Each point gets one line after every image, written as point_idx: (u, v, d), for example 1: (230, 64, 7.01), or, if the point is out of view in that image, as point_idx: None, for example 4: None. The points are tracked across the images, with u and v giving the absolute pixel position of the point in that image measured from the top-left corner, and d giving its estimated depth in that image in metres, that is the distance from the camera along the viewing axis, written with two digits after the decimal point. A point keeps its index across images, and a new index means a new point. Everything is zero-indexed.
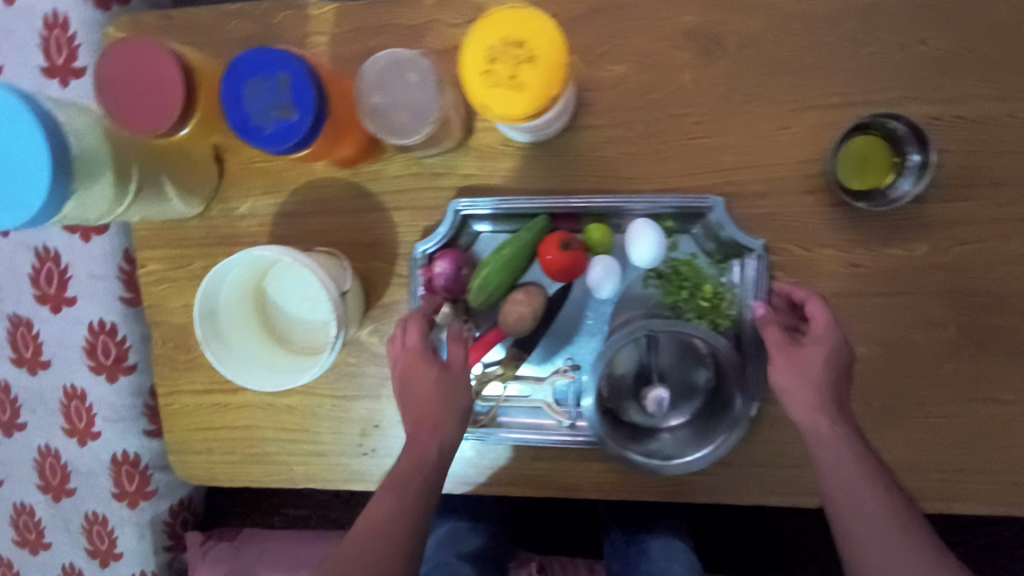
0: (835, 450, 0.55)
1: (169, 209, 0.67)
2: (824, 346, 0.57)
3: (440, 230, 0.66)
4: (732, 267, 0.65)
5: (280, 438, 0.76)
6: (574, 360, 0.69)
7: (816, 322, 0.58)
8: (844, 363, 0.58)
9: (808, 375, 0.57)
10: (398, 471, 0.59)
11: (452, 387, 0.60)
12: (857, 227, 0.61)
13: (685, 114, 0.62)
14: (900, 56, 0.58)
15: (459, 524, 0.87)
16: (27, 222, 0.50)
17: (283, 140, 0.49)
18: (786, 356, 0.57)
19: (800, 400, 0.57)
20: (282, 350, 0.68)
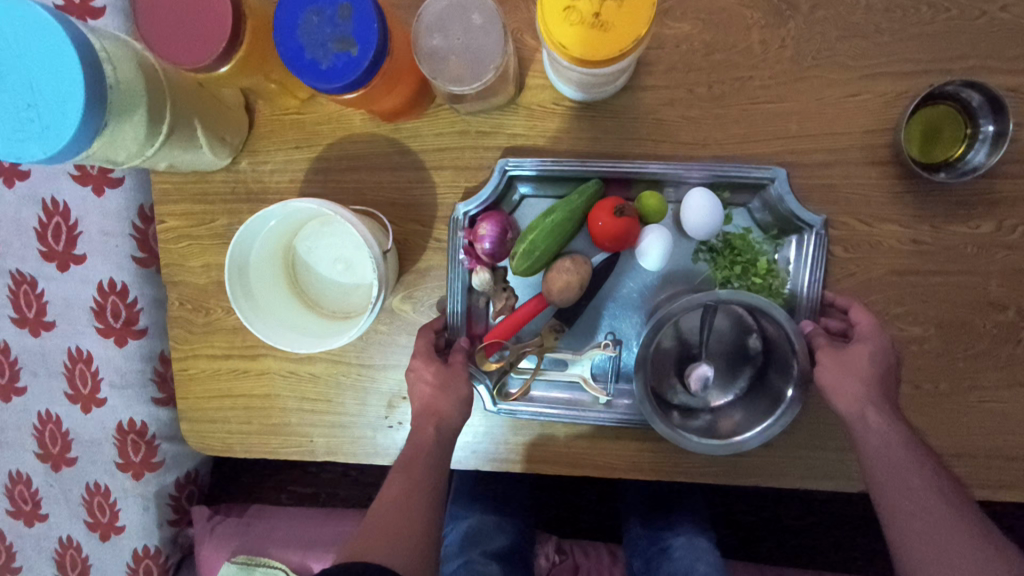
0: (882, 436, 0.52)
1: (198, 159, 0.63)
2: (871, 345, 0.55)
3: (484, 190, 0.62)
4: (786, 244, 0.62)
5: (301, 408, 0.72)
6: (615, 335, 0.65)
7: (862, 326, 0.56)
8: (891, 365, 0.55)
9: (855, 371, 0.54)
10: (409, 456, 0.56)
11: (449, 380, 0.59)
12: (922, 201, 0.59)
13: (750, 78, 0.59)
14: (977, 23, 0.56)
15: (482, 513, 0.83)
16: (56, 153, 0.46)
17: (339, 78, 0.46)
18: (834, 356, 0.55)
19: (844, 393, 0.53)
20: (312, 312, 0.64)
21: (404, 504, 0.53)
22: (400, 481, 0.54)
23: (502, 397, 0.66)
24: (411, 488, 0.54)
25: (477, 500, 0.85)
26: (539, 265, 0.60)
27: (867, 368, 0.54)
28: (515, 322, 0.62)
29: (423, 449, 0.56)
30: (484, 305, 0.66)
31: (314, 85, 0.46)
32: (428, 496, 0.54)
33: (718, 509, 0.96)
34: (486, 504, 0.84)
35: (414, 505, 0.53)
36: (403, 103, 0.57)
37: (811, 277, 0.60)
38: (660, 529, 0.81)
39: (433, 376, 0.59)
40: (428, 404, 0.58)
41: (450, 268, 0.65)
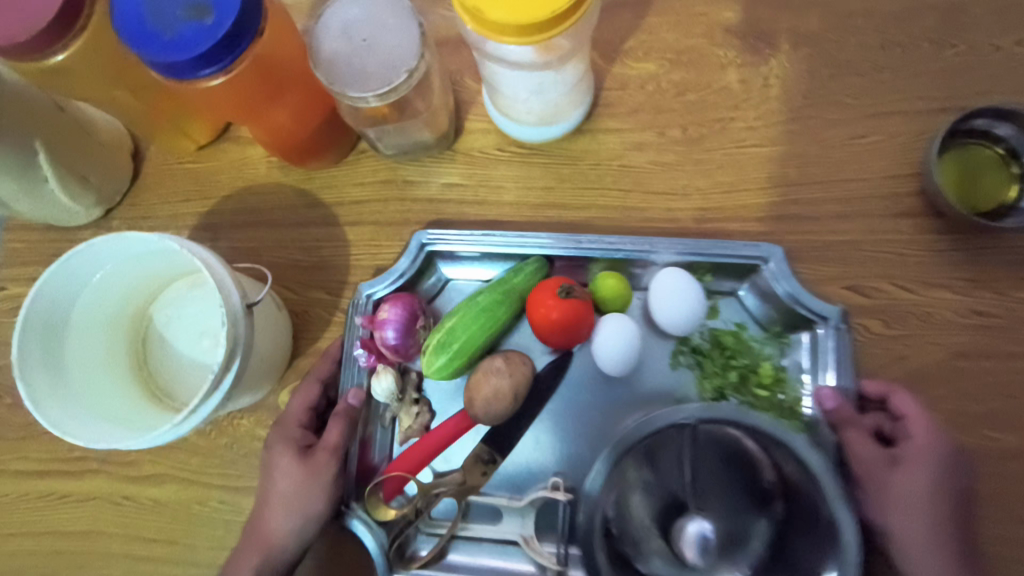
0: None
1: (43, 201, 0.49)
2: (931, 462, 0.39)
3: (396, 266, 0.48)
4: (795, 346, 0.45)
5: (126, 556, 0.49)
6: (570, 471, 0.45)
7: (911, 423, 0.40)
8: (961, 486, 0.39)
9: (925, 512, 0.38)
10: None
11: (305, 482, 0.43)
12: (975, 260, 0.45)
13: (731, 119, 0.49)
14: (992, 59, 0.47)
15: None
16: None
17: (186, 50, 0.36)
18: (887, 482, 0.39)
19: (916, 548, 0.38)
20: (142, 402, 0.45)
21: None
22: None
23: (402, 564, 0.44)
24: None
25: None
26: (460, 366, 0.44)
27: (936, 510, 0.38)
28: (424, 450, 0.44)
29: None
30: (387, 424, 0.48)
31: (149, 57, 0.36)
32: None
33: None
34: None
35: None
36: (300, 127, 0.48)
37: (838, 386, 0.42)
38: None
39: (280, 508, 0.43)
40: (270, 507, 0.43)
41: (343, 372, 0.47)
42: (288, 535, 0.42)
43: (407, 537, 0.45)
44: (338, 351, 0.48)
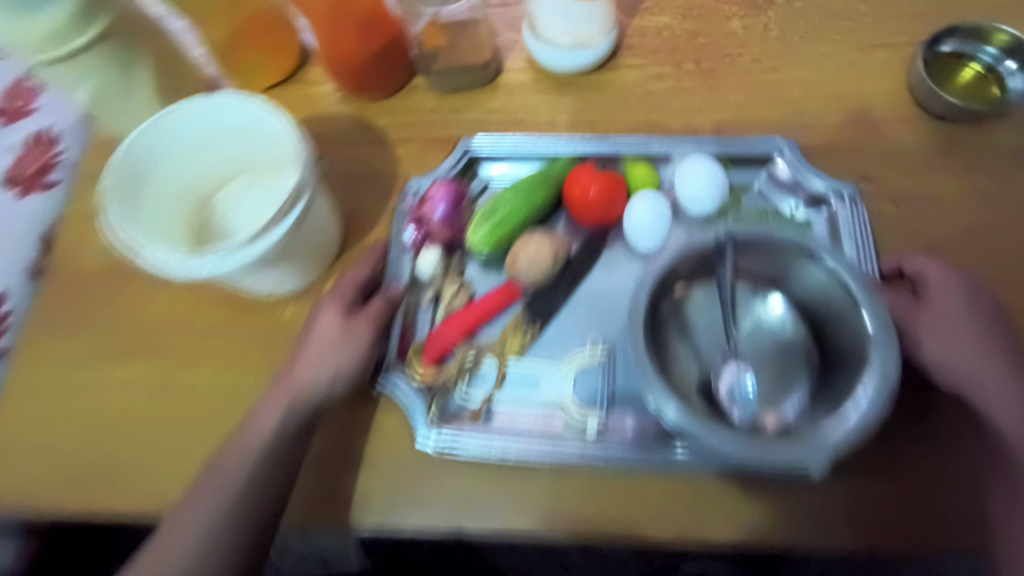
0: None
1: (132, 108, 0.55)
2: (960, 302, 0.43)
3: (442, 166, 0.53)
4: (815, 225, 0.49)
5: (162, 436, 0.49)
6: (607, 339, 0.47)
7: (932, 275, 0.44)
8: (996, 323, 0.42)
9: (968, 344, 0.41)
10: (230, 453, 0.43)
11: (345, 335, 0.45)
12: (967, 155, 0.50)
13: (739, 55, 0.57)
14: (959, 5, 0.55)
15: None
16: None
17: None
18: (926, 323, 0.42)
19: (961, 374, 0.41)
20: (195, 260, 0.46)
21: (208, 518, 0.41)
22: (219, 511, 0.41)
23: (443, 421, 0.46)
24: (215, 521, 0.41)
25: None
26: (503, 237, 0.48)
27: (975, 334, 0.41)
28: (470, 317, 0.48)
29: (254, 481, 0.42)
30: (428, 305, 0.50)
31: None
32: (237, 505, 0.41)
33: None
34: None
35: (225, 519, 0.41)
36: (364, 49, 0.55)
37: (859, 249, 0.47)
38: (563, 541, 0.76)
39: (314, 359, 0.45)
40: (304, 357, 0.45)
41: (393, 252, 0.51)
42: (323, 378, 0.44)
43: (447, 403, 0.47)
44: (386, 242, 0.51)
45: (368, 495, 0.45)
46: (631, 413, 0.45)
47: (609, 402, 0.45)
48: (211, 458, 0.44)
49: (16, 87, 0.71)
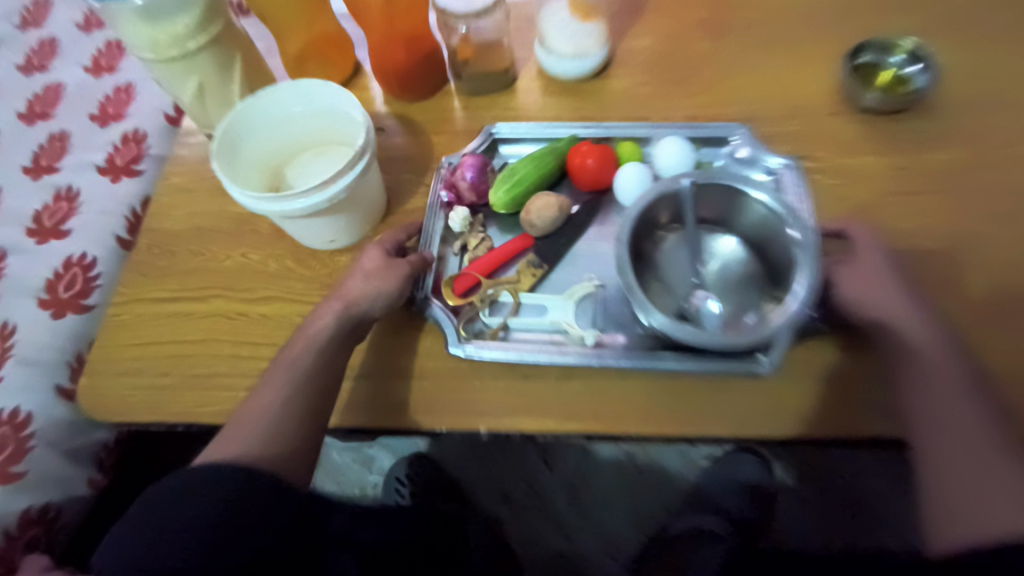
0: (932, 363, 0.49)
1: (224, 103, 0.67)
2: (874, 258, 0.54)
3: (470, 147, 0.66)
4: None
5: (235, 355, 0.59)
6: (601, 277, 0.58)
7: (857, 240, 0.56)
8: (903, 273, 0.54)
9: (879, 285, 0.52)
10: (290, 354, 0.53)
11: (388, 270, 0.56)
12: (887, 138, 0.63)
13: (706, 66, 0.71)
14: (878, 29, 0.70)
15: (203, 511, 0.42)
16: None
17: None
18: (850, 271, 0.54)
19: (875, 306, 0.51)
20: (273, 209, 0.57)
21: (279, 406, 0.50)
22: (285, 385, 0.51)
23: (469, 339, 0.56)
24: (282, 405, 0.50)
25: (158, 537, 0.41)
26: (519, 195, 0.60)
27: (883, 278, 0.53)
28: (492, 259, 0.59)
29: (315, 376, 0.52)
30: (456, 253, 0.61)
31: None
32: (303, 393, 0.51)
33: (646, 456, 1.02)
34: (166, 542, 0.41)
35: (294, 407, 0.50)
36: (411, 57, 0.69)
37: (802, 204, 0.59)
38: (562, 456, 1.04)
39: (361, 278, 0.56)
40: (354, 282, 0.56)
41: (430, 211, 0.63)
42: (370, 299, 0.54)
43: (472, 326, 0.57)
44: (425, 205, 0.64)
45: (407, 397, 0.55)
46: (622, 332, 0.55)
47: (602, 322, 0.56)
48: (274, 359, 0.54)
49: (113, 99, 0.87)
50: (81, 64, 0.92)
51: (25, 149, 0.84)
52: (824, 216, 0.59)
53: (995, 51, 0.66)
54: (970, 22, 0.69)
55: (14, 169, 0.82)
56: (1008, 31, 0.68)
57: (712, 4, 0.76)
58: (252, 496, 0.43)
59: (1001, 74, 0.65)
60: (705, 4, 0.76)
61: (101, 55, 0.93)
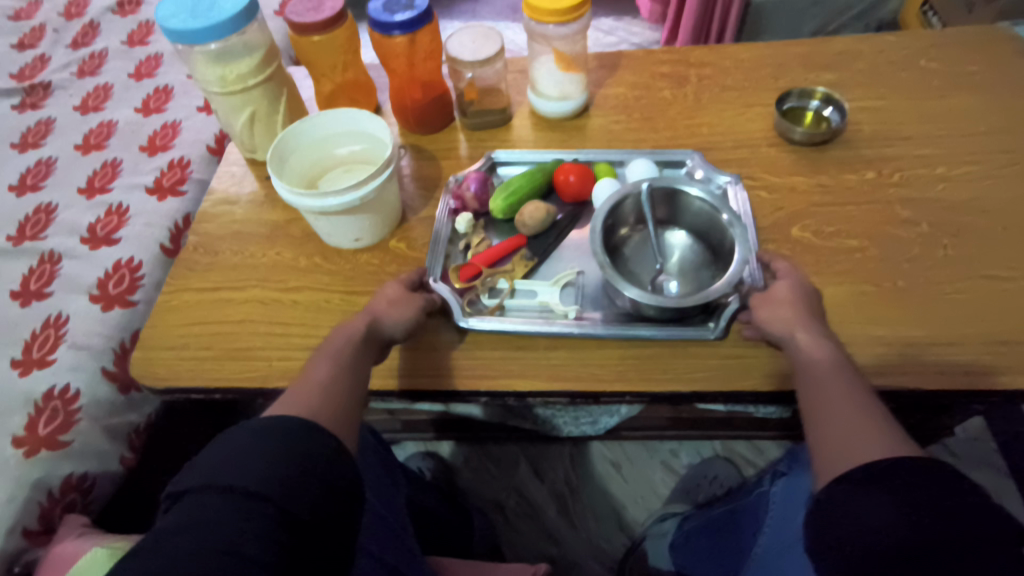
0: (822, 355, 0.52)
1: (268, 129, 0.82)
2: (790, 279, 0.61)
3: (473, 168, 0.80)
4: None
5: (270, 332, 0.69)
6: (582, 269, 0.70)
7: (781, 269, 0.63)
8: (812, 294, 0.60)
9: (784, 300, 0.58)
10: (330, 343, 0.57)
11: (408, 300, 0.64)
12: (813, 164, 0.77)
13: (668, 109, 0.86)
14: (806, 82, 0.87)
15: (292, 448, 0.42)
16: (188, 33, 0.68)
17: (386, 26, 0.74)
18: (762, 297, 0.60)
19: (778, 319, 0.57)
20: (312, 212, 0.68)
21: (327, 386, 0.52)
22: (328, 369, 0.53)
23: (472, 315, 0.66)
24: (331, 383, 0.52)
25: (248, 464, 0.40)
26: (514, 203, 0.73)
27: (791, 294, 0.59)
28: (493, 253, 0.70)
29: (354, 368, 0.55)
30: (461, 250, 0.73)
31: (372, 25, 0.75)
32: (353, 388, 0.53)
33: (632, 468, 1.05)
34: (256, 469, 0.40)
35: (339, 388, 0.52)
36: (426, 97, 0.84)
37: (744, 210, 0.72)
38: (554, 460, 1.07)
39: (385, 303, 0.63)
40: (382, 301, 0.63)
41: (439, 218, 0.75)
42: (396, 321, 0.61)
43: (474, 305, 0.68)
44: (435, 215, 0.77)
45: (417, 363, 0.64)
46: (599, 310, 0.66)
47: (583, 303, 0.67)
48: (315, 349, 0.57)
49: (162, 133, 1.00)
50: (132, 107, 1.06)
51: (81, 174, 0.96)
52: (763, 222, 0.72)
53: (897, 99, 0.83)
54: (878, 77, 0.86)
55: (71, 190, 0.94)
56: (908, 85, 0.84)
57: (673, 63, 0.93)
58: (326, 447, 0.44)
59: (902, 116, 0.80)
60: (667, 63, 0.93)
61: (150, 99, 1.07)
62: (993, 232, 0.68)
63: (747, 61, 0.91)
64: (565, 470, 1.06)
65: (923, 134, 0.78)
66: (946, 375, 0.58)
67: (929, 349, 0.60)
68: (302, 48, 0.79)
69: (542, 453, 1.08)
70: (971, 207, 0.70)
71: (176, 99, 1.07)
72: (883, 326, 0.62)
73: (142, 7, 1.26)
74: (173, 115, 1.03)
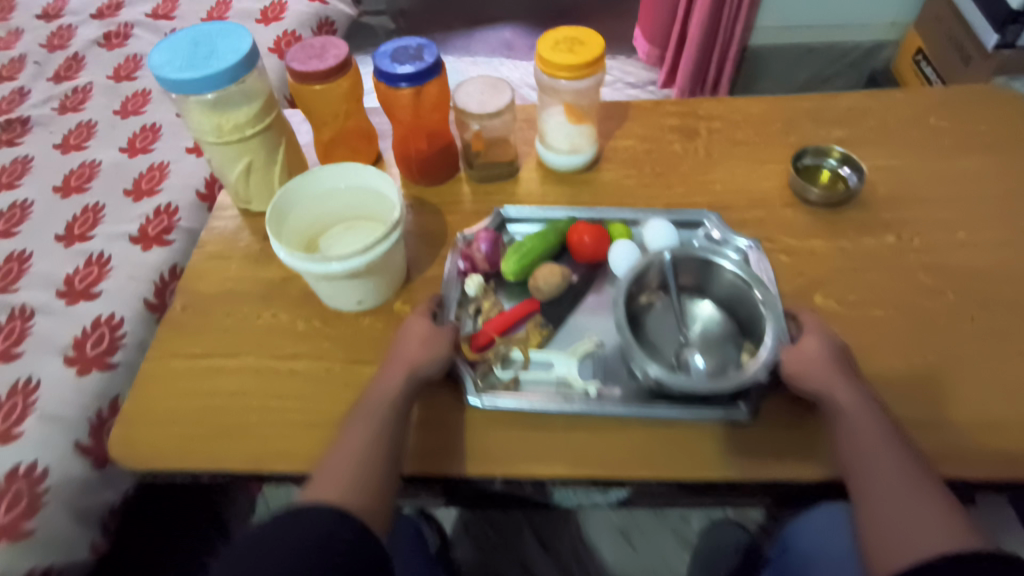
0: (864, 418, 0.53)
1: (265, 179, 0.77)
2: (817, 333, 0.59)
3: (482, 224, 0.76)
4: None
5: (266, 407, 0.64)
6: (601, 338, 0.66)
7: (806, 321, 0.61)
8: (840, 346, 0.59)
9: (818, 356, 0.57)
10: (368, 403, 0.58)
11: (435, 338, 0.62)
12: (831, 226, 0.75)
13: (680, 164, 0.84)
14: (818, 138, 0.85)
15: (308, 543, 0.45)
16: (179, 82, 0.64)
17: (392, 78, 0.70)
18: (790, 352, 0.58)
19: (814, 375, 0.56)
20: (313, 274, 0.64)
21: (365, 451, 0.54)
22: (366, 434, 0.55)
23: (485, 391, 0.62)
24: (369, 444, 0.55)
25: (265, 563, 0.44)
26: (526, 265, 0.69)
27: (827, 347, 0.58)
28: (505, 318, 0.66)
29: (388, 432, 0.56)
30: (471, 316, 0.69)
31: (377, 76, 0.71)
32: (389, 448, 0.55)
33: (642, 536, 1.01)
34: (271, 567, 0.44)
35: (377, 452, 0.54)
36: (431, 149, 0.81)
37: (767, 276, 0.70)
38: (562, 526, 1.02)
39: (419, 340, 0.62)
40: (398, 362, 0.60)
41: (447, 279, 0.72)
42: (433, 359, 0.60)
43: (487, 378, 0.64)
44: (443, 276, 0.73)
45: (429, 443, 0.60)
46: (618, 384, 0.62)
47: (603, 376, 0.63)
48: (354, 406, 0.59)
49: (148, 176, 0.95)
50: (117, 147, 1.01)
51: (59, 220, 0.90)
52: (785, 289, 0.70)
53: (911, 159, 0.82)
54: (890, 135, 0.85)
55: (48, 237, 0.88)
56: (921, 144, 0.83)
57: (682, 116, 0.91)
58: (340, 540, 0.47)
59: (918, 177, 0.79)
60: (676, 115, 0.91)
61: (136, 139, 1.02)
62: (1018, 304, 0.67)
63: (757, 115, 0.89)
64: (573, 539, 1.01)
65: (941, 196, 0.77)
66: (983, 462, 0.56)
67: (963, 433, 0.58)
68: (303, 96, 0.75)
69: (548, 521, 1.03)
70: (994, 276, 0.69)
71: (163, 139, 1.02)
72: (915, 405, 0.60)
73: (130, 41, 1.21)
74: (160, 156, 0.98)
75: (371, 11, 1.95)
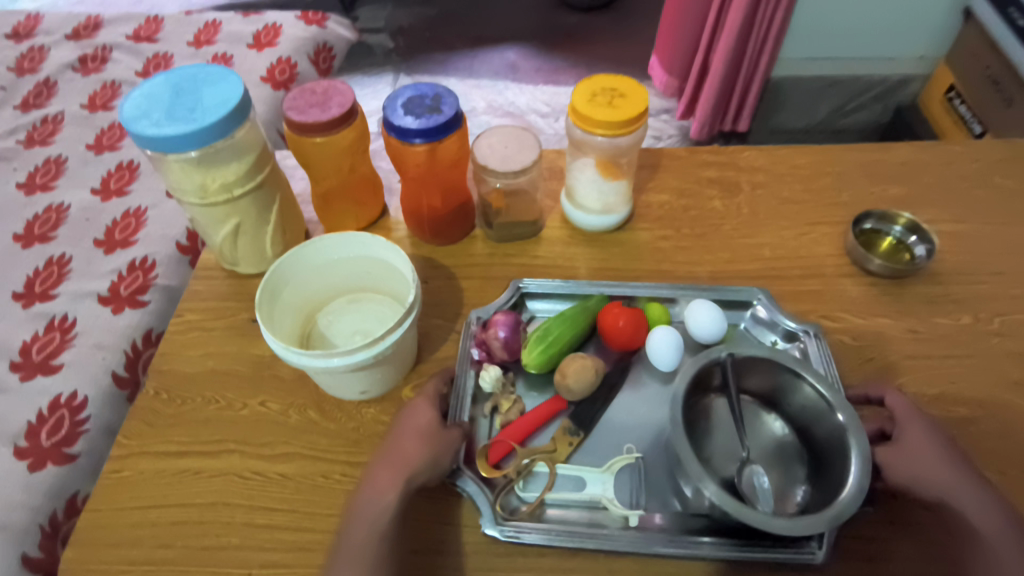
0: (997, 526, 0.46)
1: (257, 241, 0.67)
2: (919, 424, 0.52)
3: (498, 300, 0.67)
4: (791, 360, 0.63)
5: (248, 523, 0.54)
6: (640, 449, 0.56)
7: (898, 410, 0.53)
8: (948, 437, 0.52)
9: (932, 452, 0.50)
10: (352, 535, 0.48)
11: (435, 438, 0.53)
12: (897, 302, 0.67)
13: (722, 225, 0.75)
14: (873, 197, 0.77)
15: None
16: (152, 139, 0.54)
17: (405, 133, 0.61)
18: (893, 448, 0.51)
19: (931, 479, 0.49)
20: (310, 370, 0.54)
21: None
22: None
23: (505, 517, 0.53)
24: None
25: None
26: (553, 354, 0.60)
27: (940, 441, 0.51)
28: (524, 425, 0.57)
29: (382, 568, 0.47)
30: (486, 415, 0.59)
31: (388, 129, 0.62)
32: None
33: None
34: None
35: None
36: (445, 206, 0.71)
37: (830, 373, 0.59)
38: None
39: (417, 440, 0.52)
40: (387, 474, 0.50)
41: (459, 367, 0.62)
42: (424, 458, 0.51)
43: (506, 501, 0.54)
44: (454, 363, 0.63)
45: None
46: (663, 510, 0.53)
47: (645, 499, 0.53)
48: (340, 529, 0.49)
49: (122, 223, 0.85)
50: (88, 187, 0.91)
51: (17, 274, 0.80)
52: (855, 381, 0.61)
53: (979, 224, 0.74)
54: (953, 194, 0.77)
55: (4, 295, 0.78)
56: (988, 206, 0.75)
57: (720, 167, 0.82)
58: None
59: (988, 245, 0.71)
60: (714, 166, 0.82)
61: (110, 179, 0.91)
62: None
63: (804, 168, 0.81)
64: None
65: (1016, 268, 0.69)
66: None
67: None
68: (301, 149, 0.66)
69: None
70: None
71: (140, 179, 0.91)
72: None
73: (108, 66, 1.11)
74: (136, 199, 0.88)
75: (369, 28, 1.85)
